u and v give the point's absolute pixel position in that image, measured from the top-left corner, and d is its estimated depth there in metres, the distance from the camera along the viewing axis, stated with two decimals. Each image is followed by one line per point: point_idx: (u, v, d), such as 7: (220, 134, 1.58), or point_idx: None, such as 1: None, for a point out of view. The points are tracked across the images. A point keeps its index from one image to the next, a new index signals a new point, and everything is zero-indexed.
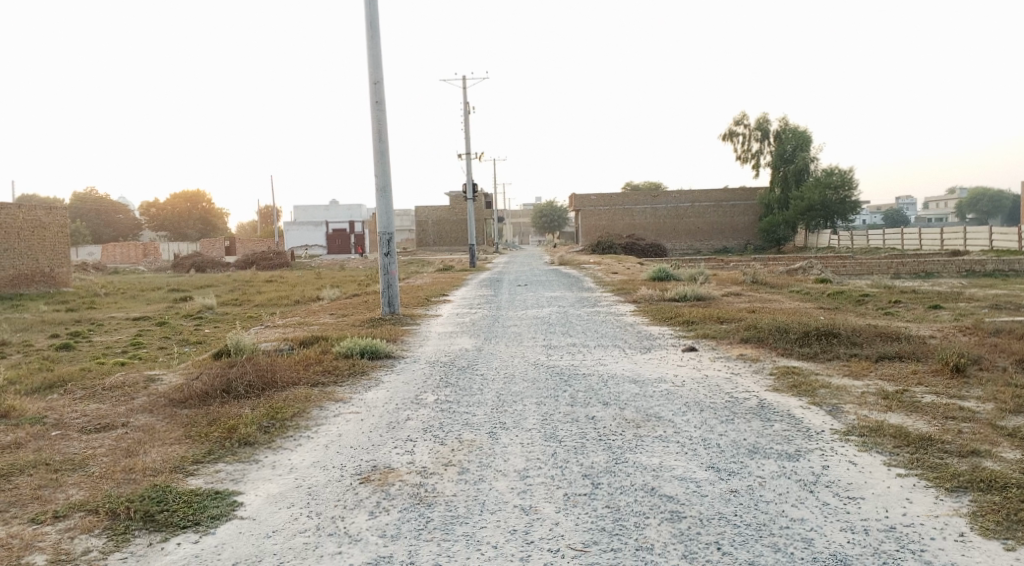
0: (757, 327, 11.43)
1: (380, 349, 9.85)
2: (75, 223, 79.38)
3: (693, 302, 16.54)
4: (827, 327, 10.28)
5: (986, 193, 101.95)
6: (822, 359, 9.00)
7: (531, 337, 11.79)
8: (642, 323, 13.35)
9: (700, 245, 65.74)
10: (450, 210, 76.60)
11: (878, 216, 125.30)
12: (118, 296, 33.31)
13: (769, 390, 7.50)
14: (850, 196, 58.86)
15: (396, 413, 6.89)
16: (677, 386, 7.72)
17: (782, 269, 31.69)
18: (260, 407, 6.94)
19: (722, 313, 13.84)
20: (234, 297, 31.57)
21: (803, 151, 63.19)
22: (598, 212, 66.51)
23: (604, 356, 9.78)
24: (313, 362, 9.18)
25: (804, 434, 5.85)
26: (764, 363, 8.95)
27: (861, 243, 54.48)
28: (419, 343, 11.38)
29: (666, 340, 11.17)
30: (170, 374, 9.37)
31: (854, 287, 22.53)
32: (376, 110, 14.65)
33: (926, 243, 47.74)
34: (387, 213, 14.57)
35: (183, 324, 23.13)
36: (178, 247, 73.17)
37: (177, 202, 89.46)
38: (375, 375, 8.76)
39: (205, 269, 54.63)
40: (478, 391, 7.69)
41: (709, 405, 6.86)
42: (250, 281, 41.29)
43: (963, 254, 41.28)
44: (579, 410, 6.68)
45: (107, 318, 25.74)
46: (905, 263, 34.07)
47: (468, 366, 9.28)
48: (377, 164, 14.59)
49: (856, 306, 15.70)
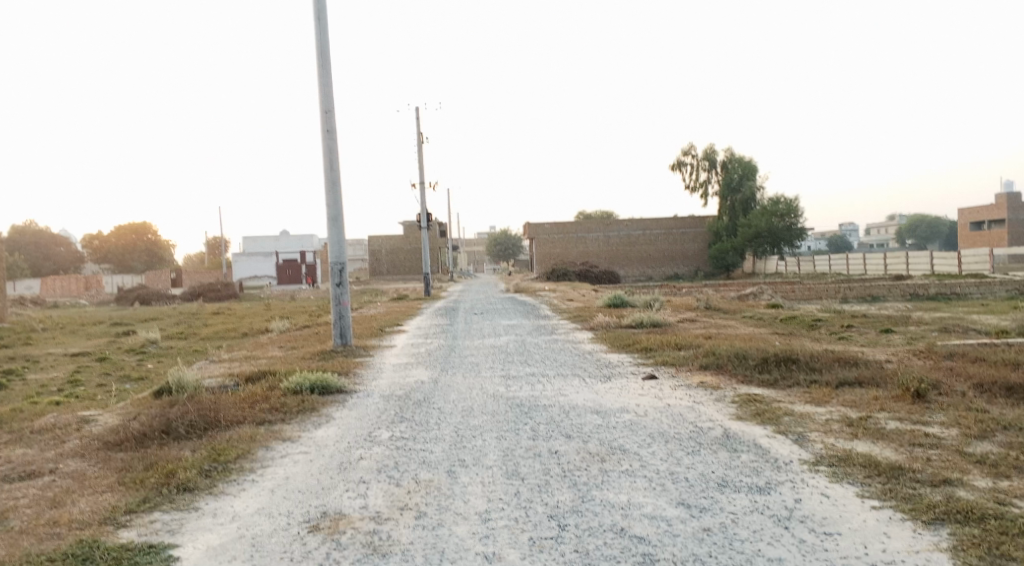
0: (715, 354, 11.34)
1: (332, 383, 9.46)
2: (12, 255, 76.46)
3: (650, 329, 16.48)
4: (786, 354, 10.24)
5: (924, 220, 105.58)
6: (783, 386, 8.91)
7: (489, 367, 11.52)
8: (600, 352, 13.18)
9: (652, 272, 66.38)
10: (403, 239, 76.05)
11: (824, 242, 128.60)
12: (56, 331, 31.93)
13: (733, 418, 7.36)
14: (797, 223, 60.26)
15: (348, 452, 6.53)
16: (640, 416, 7.52)
17: (733, 294, 32.04)
18: (202, 450, 6.50)
19: (680, 340, 13.75)
20: (180, 330, 30.55)
21: (750, 180, 64.60)
22: (552, 240, 66.77)
23: (564, 386, 9.55)
24: (260, 399, 8.74)
25: (773, 465, 5.69)
26: (726, 391, 8.82)
27: (808, 268, 55.66)
28: (372, 376, 10.99)
29: (626, 369, 11.00)
30: (105, 415, 8.81)
31: (805, 312, 22.82)
32: (327, 138, 14.35)
33: (871, 269, 48.97)
34: (339, 242, 14.20)
35: (125, 359, 22.18)
36: (122, 279, 70.96)
37: (121, 233, 86.94)
38: (326, 411, 8.37)
39: (150, 302, 52.95)
40: (435, 425, 7.38)
41: (674, 436, 6.67)
42: (196, 313, 40.09)
43: (906, 278, 42.45)
44: (541, 444, 6.42)
45: (43, 354, 24.58)
46: (852, 288, 34.82)
47: (424, 400, 8.95)
48: (328, 192, 14.24)
49: (810, 331, 15.82)
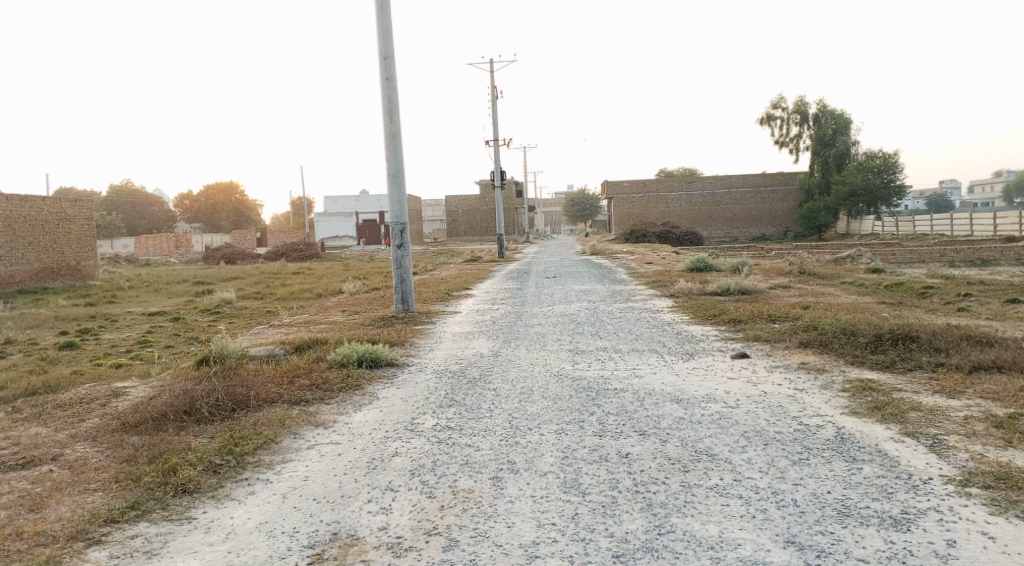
0: (817, 328, 9.91)
1: (382, 356, 8.57)
2: (110, 215, 79.85)
3: (738, 296, 15.01)
4: (903, 330, 8.73)
5: None
6: (903, 371, 7.49)
7: (556, 339, 10.41)
8: (681, 322, 11.91)
9: (737, 233, 63.63)
10: (480, 199, 75.33)
11: (921, 201, 121.17)
12: (141, 289, 32.62)
13: (845, 413, 6.08)
14: (894, 181, 55.88)
15: (382, 444, 5.59)
16: (731, 408, 6.30)
17: (827, 257, 29.82)
18: (219, 439, 5.70)
19: (772, 310, 12.31)
20: (256, 290, 30.68)
21: (845, 135, 60.45)
22: (631, 199, 64.98)
23: (640, 365, 8.36)
24: (301, 373, 7.96)
25: (907, 484, 4.44)
26: (832, 376, 7.49)
27: (907, 229, 52.02)
28: (429, 347, 10.05)
29: (711, 344, 9.71)
30: (140, 387, 8.19)
31: (911, 277, 20.75)
32: (387, 88, 13.35)
33: (978, 230, 45.23)
34: (400, 201, 13.30)
35: (198, 319, 22.22)
36: (210, 239, 73.02)
37: (210, 193, 89.35)
38: (371, 389, 7.47)
39: (235, 261, 54.09)
40: (487, 412, 6.37)
41: (773, 437, 5.45)
42: (276, 273, 40.51)
43: (1018, 240, 38.85)
44: (609, 443, 5.33)
45: (124, 312, 24.95)
46: (959, 250, 31.95)
47: (479, 378, 7.94)
48: (388, 146, 13.31)
49: (921, 300, 14.04)
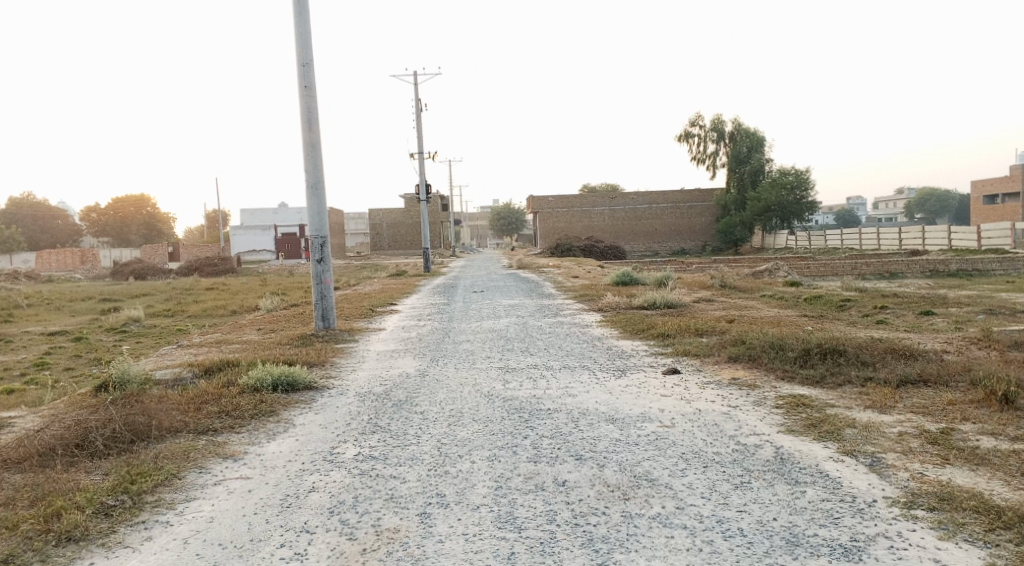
0: (745, 343, 9.89)
1: (299, 379, 8.06)
2: (9, 229, 75.29)
3: (664, 311, 15.02)
4: (830, 344, 8.77)
5: (934, 194, 103.31)
6: (833, 386, 7.49)
7: (485, 357, 10.08)
8: (610, 337, 11.77)
9: (658, 247, 64.89)
10: (405, 213, 74.43)
11: (830, 217, 126.56)
12: (41, 307, 30.60)
13: (781, 431, 5.96)
14: (807, 196, 58.24)
15: (298, 478, 5.13)
16: (667, 428, 6.09)
17: (746, 271, 30.50)
18: (113, 477, 5.12)
19: (700, 324, 12.31)
20: (168, 307, 29.23)
21: (759, 153, 62.53)
22: (556, 214, 65.42)
23: (572, 383, 8.11)
24: (210, 399, 7.38)
25: (853, 507, 4.30)
26: (764, 392, 7.41)
27: (819, 243, 54.01)
28: (351, 367, 9.56)
29: (642, 360, 9.56)
30: (28, 416, 7.43)
31: (827, 290, 21.35)
32: (306, 96, 12.82)
33: (884, 244, 47.30)
34: (320, 214, 12.76)
35: (103, 339, 20.89)
36: (120, 254, 69.57)
37: (119, 206, 85.36)
38: (287, 416, 6.97)
39: (145, 276, 51.56)
40: (412, 438, 5.97)
41: (713, 458, 5.26)
42: (190, 289, 38.74)
43: (921, 254, 40.79)
44: (544, 470, 5.02)
45: (20, 333, 23.28)
46: (868, 264, 33.25)
47: (405, 401, 7.52)
48: (307, 156, 12.76)
49: (840, 313, 14.35)
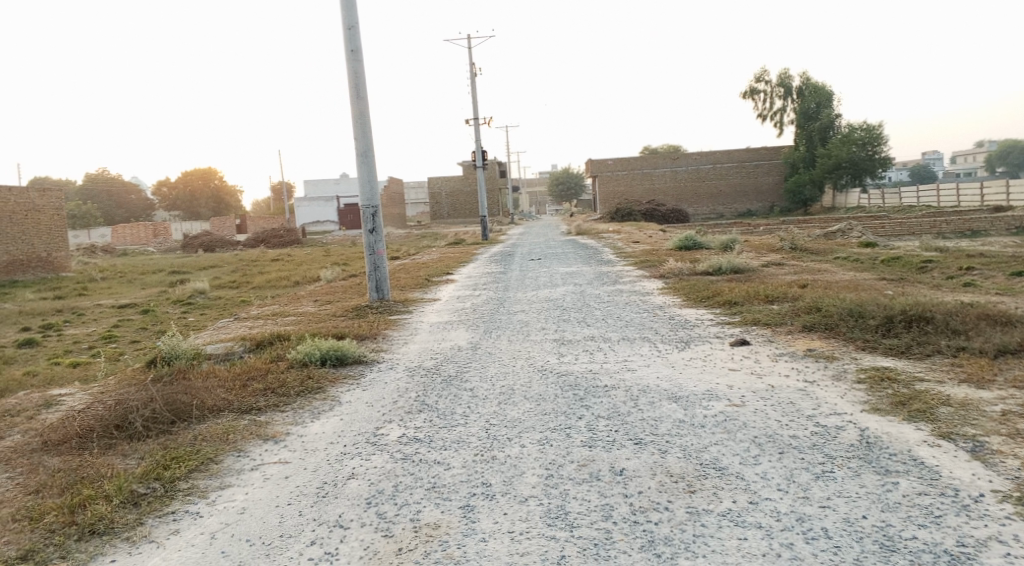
0: (820, 310, 9.20)
1: (347, 354, 7.79)
2: (86, 205, 78.16)
3: (731, 275, 14.29)
4: (916, 310, 8.01)
5: (1018, 147, 97.53)
6: (922, 358, 6.81)
7: (540, 328, 9.65)
8: (673, 306, 11.18)
9: (722, 209, 63.15)
10: (463, 180, 74.21)
11: (904, 173, 121.10)
12: (114, 280, 31.51)
13: (865, 409, 5.37)
14: (879, 152, 55.48)
15: (338, 463, 4.84)
16: (736, 408, 5.57)
17: (816, 232, 29.14)
18: (148, 462, 4.92)
19: (769, 290, 11.59)
20: (232, 278, 29.74)
21: (828, 108, 59.75)
22: (616, 177, 64.20)
23: (632, 356, 7.62)
24: (256, 377, 7.18)
25: (956, 504, 3.74)
26: (843, 365, 6.79)
27: (893, 201, 51.53)
28: (403, 340, 9.27)
29: (707, 330, 8.98)
30: (78, 393, 7.38)
31: (905, 250, 20.12)
32: (353, 61, 12.45)
33: (965, 200, 44.75)
34: (371, 182, 12.47)
35: (169, 311, 21.29)
36: (189, 228, 71.52)
37: (189, 180, 87.53)
38: (333, 393, 6.71)
39: (213, 249, 52.82)
40: (460, 418, 5.61)
41: (789, 443, 4.73)
42: (255, 260, 39.39)
43: (1005, 210, 38.40)
44: (600, 456, 4.60)
45: (93, 305, 23.93)
46: (948, 222, 31.40)
47: (454, 377, 7.16)
48: (355, 122, 12.45)
49: (921, 275, 13.37)
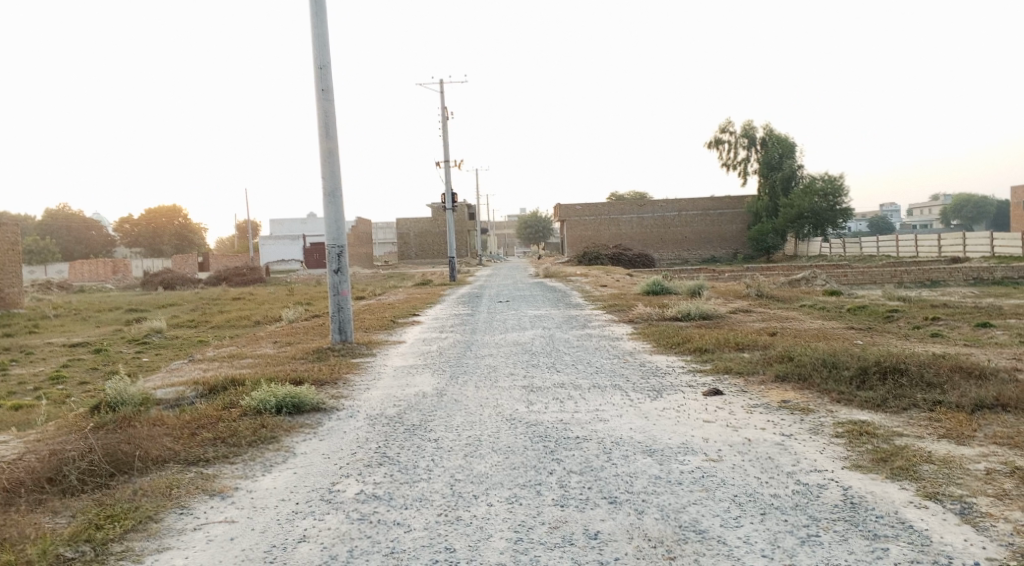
0: (792, 359, 9.06)
1: (306, 400, 7.41)
2: (44, 240, 76.32)
3: (700, 322, 14.19)
4: (890, 361, 7.89)
5: (971, 200, 100.63)
6: (898, 411, 6.65)
7: (508, 374, 9.36)
8: (643, 352, 11.00)
9: (688, 255, 63.88)
10: (431, 222, 74.12)
11: (863, 224, 124.12)
12: (68, 317, 30.50)
13: (846, 466, 5.18)
14: (840, 202, 56.72)
15: (288, 523, 4.48)
16: (714, 463, 5.33)
17: (781, 279, 29.41)
18: (79, 520, 4.50)
19: (740, 338, 11.46)
20: (192, 317, 28.96)
21: (790, 158, 61.13)
22: (584, 222, 64.66)
23: (603, 405, 7.37)
24: (207, 425, 6.78)
25: None
26: (820, 417, 6.61)
27: (853, 251, 52.53)
28: (366, 385, 8.92)
29: (678, 378, 8.79)
30: (13, 441, 6.89)
31: (869, 299, 20.30)
32: (323, 100, 12.26)
33: (923, 251, 45.74)
34: (337, 222, 12.17)
35: (124, 350, 20.55)
36: (150, 265, 70.07)
37: (152, 217, 86.14)
38: (288, 443, 6.34)
39: (174, 286, 51.67)
40: (422, 472, 5.29)
41: (771, 503, 4.49)
42: (217, 299, 38.55)
43: (961, 261, 39.30)
44: (573, 517, 4.32)
45: (43, 344, 23.04)
46: (907, 272, 31.97)
47: (418, 425, 6.83)
48: (323, 161, 12.20)
49: (888, 325, 13.40)
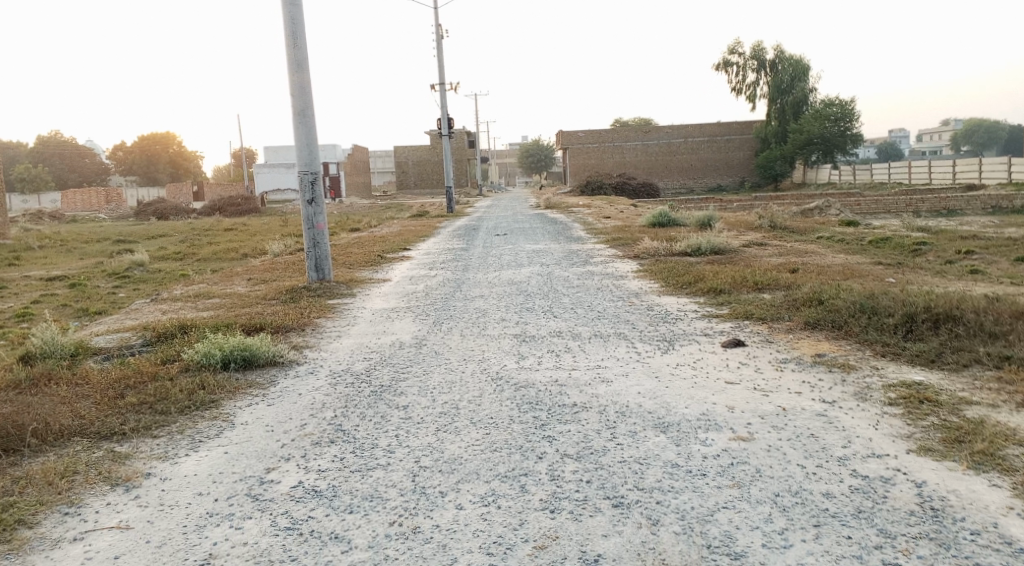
0: (821, 302, 7.93)
1: (257, 353, 6.36)
2: (36, 169, 74.48)
3: (711, 257, 13.01)
4: (943, 306, 6.70)
5: (982, 126, 97.79)
6: (958, 370, 5.56)
7: (498, 319, 8.24)
8: (650, 292, 9.87)
9: (692, 184, 62.25)
10: (430, 150, 72.17)
11: (871, 151, 121.53)
12: (51, 248, 29.34)
13: (912, 448, 4.11)
14: (851, 129, 54.57)
15: (196, 534, 3.47)
16: (744, 443, 4.28)
17: (794, 209, 28.02)
18: None
19: (758, 275, 10.32)
20: (178, 249, 27.79)
21: (803, 82, 58.55)
22: (586, 150, 62.81)
23: (605, 361, 6.27)
24: (136, 386, 5.76)
25: None
26: (866, 379, 5.51)
27: (864, 179, 50.76)
28: (336, 333, 7.82)
29: (690, 325, 7.69)
30: None
31: (889, 230, 19.04)
32: (290, 6, 10.79)
33: (936, 178, 43.98)
34: (309, 144, 10.91)
35: (101, 285, 19.50)
36: (145, 194, 68.53)
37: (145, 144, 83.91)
38: (228, 411, 5.30)
39: (167, 216, 50.33)
40: (380, 455, 4.25)
41: (826, 511, 3.44)
42: (208, 229, 37.32)
43: (977, 189, 37.71)
44: (565, 530, 3.31)
45: (20, 278, 21.96)
46: (924, 200, 30.51)
47: (387, 386, 5.75)
48: (291, 74, 10.85)
49: (918, 260, 12.19)
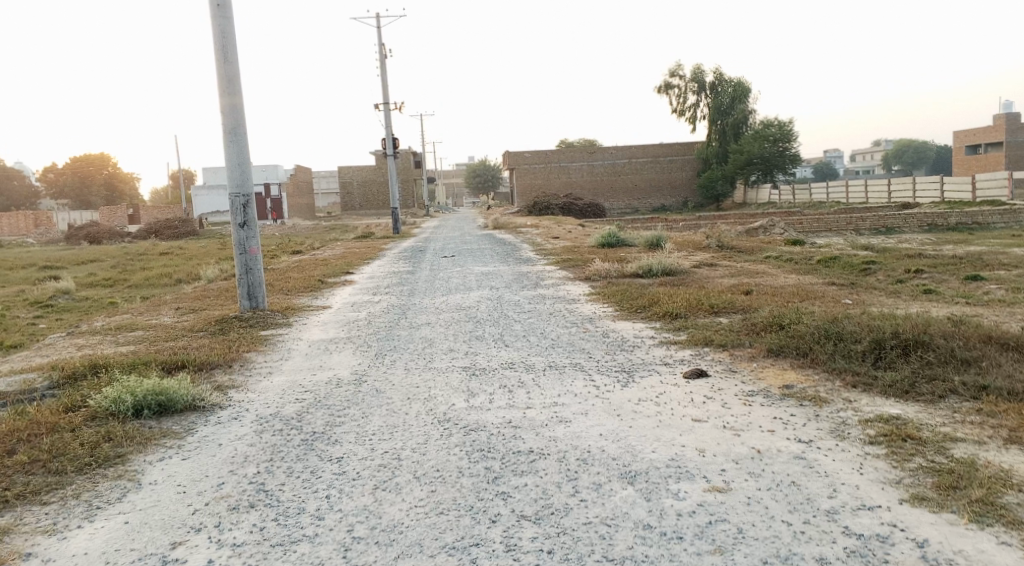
0: (783, 327, 7.61)
1: (174, 396, 5.68)
2: None
3: (664, 279, 12.71)
4: (910, 332, 6.42)
5: (911, 146, 101.42)
6: (935, 401, 5.24)
7: (444, 350, 7.68)
8: (604, 317, 9.44)
9: (638, 203, 62.77)
10: (376, 170, 71.28)
11: (809, 171, 124.99)
12: None
13: (904, 497, 3.72)
14: (789, 149, 55.74)
15: None
16: (721, 496, 3.83)
17: (740, 228, 28.17)
18: None
19: (713, 298, 10.00)
20: (108, 275, 26.41)
21: (743, 103, 59.68)
22: (533, 170, 62.81)
23: (561, 397, 5.76)
24: (32, 439, 5.03)
25: None
26: (841, 413, 5.13)
27: (803, 197, 51.80)
28: (268, 369, 7.15)
29: (648, 354, 7.27)
30: None
31: (835, 249, 19.13)
32: (220, 19, 10.15)
33: (873, 197, 45.08)
34: (241, 165, 10.24)
35: (21, 314, 18.23)
36: (77, 216, 65.79)
37: (78, 165, 80.86)
38: (136, 468, 4.63)
39: (101, 239, 48.32)
40: (308, 523, 3.67)
41: None
42: (142, 253, 35.74)
43: (912, 207, 38.69)
44: None
45: None
46: (864, 219, 31.05)
47: (320, 433, 5.14)
48: (220, 89, 10.17)
49: (869, 279, 12.07)
